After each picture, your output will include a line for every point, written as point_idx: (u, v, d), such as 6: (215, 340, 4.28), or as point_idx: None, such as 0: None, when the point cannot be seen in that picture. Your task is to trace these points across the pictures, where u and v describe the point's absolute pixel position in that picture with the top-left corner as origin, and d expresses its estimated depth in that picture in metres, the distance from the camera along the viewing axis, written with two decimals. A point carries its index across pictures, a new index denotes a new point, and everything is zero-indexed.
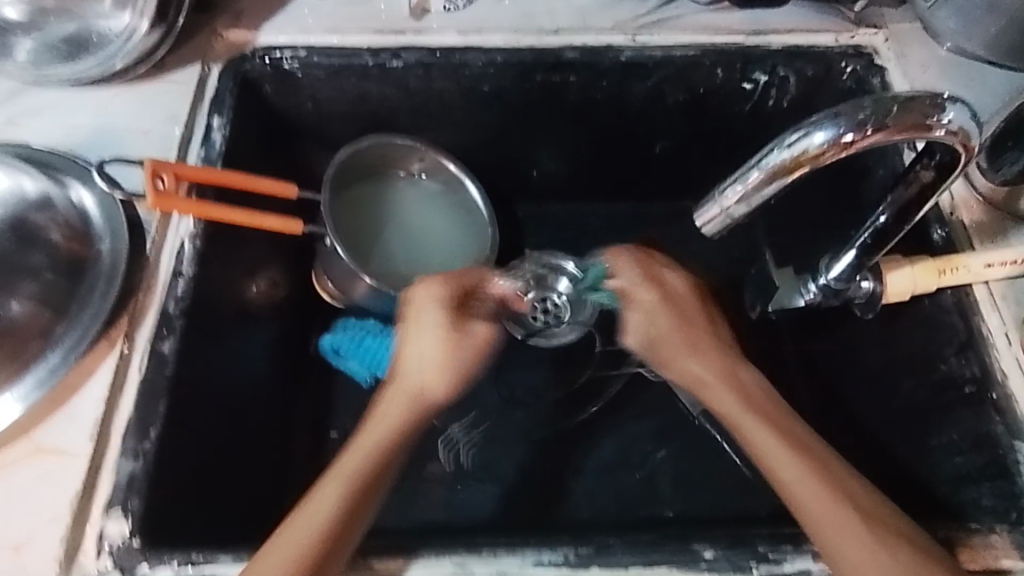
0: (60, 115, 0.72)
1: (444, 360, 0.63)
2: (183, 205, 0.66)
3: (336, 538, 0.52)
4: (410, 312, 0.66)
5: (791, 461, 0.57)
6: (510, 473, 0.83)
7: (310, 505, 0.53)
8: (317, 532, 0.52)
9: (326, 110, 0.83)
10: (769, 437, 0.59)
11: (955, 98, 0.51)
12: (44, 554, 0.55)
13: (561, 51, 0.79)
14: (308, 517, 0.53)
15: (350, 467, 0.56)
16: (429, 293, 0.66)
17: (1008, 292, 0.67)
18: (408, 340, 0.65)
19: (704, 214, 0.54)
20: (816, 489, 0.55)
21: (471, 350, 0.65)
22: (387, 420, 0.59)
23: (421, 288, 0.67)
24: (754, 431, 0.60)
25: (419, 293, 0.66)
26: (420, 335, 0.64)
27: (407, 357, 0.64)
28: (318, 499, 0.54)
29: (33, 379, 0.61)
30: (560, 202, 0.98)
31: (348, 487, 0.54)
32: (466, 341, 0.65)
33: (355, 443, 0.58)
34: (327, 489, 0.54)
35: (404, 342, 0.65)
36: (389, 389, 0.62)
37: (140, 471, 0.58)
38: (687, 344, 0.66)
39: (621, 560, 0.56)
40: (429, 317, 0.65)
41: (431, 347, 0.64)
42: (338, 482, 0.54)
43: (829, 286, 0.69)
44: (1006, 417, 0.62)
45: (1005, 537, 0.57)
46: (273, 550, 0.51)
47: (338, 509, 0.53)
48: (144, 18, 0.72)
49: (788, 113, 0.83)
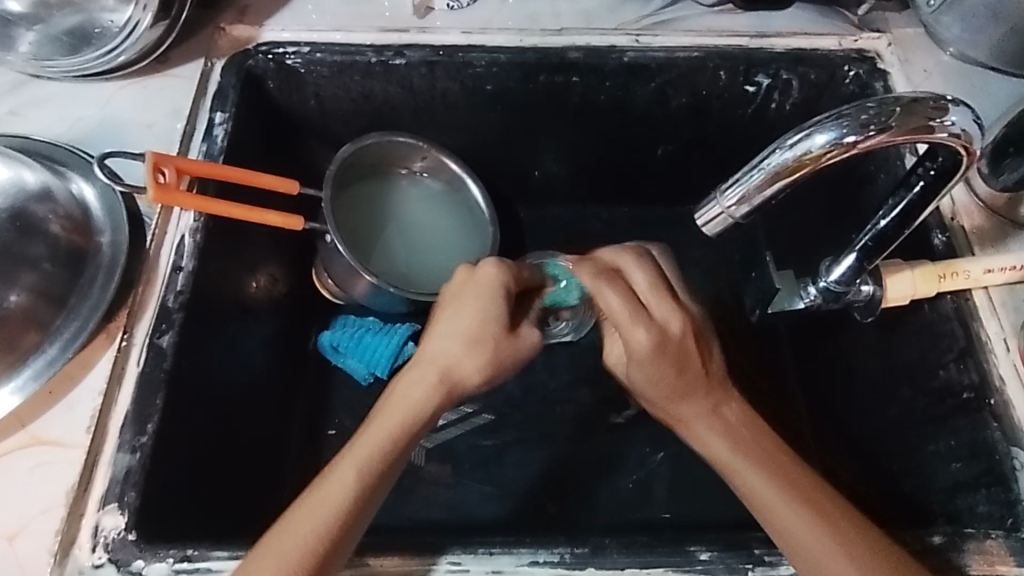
0: (64, 108, 0.73)
1: (488, 354, 0.58)
2: (183, 198, 0.66)
3: (344, 524, 0.52)
4: (464, 292, 0.59)
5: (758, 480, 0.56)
6: (507, 473, 0.83)
7: (323, 488, 0.53)
8: (325, 518, 0.51)
9: (329, 107, 0.83)
10: (739, 461, 0.58)
11: (958, 101, 0.51)
12: (39, 546, 0.55)
13: (565, 51, 0.78)
14: (319, 501, 0.52)
15: (367, 450, 0.54)
16: (491, 277, 0.59)
17: (1007, 299, 0.66)
18: (452, 322, 0.59)
19: (705, 214, 0.54)
20: (791, 512, 0.54)
21: (517, 351, 0.59)
22: (409, 405, 0.57)
23: (486, 269, 0.59)
24: (722, 453, 0.59)
25: (482, 274, 0.59)
26: (470, 318, 0.58)
27: (448, 341, 0.58)
28: (331, 482, 0.53)
29: (30, 370, 0.60)
30: (561, 204, 0.98)
31: (361, 471, 0.53)
32: (517, 339, 0.59)
33: (372, 425, 0.56)
34: (340, 472, 0.53)
35: (446, 322, 0.59)
36: (419, 373, 0.58)
37: (137, 465, 0.58)
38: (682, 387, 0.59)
39: (616, 561, 0.56)
40: (487, 302, 0.58)
41: (477, 334, 0.58)
42: (352, 466, 0.54)
43: (829, 289, 0.68)
44: (1003, 423, 0.62)
45: (1001, 543, 0.57)
46: (279, 534, 0.51)
47: (351, 494, 0.52)
48: (148, 11, 0.70)
49: (790, 117, 0.83)
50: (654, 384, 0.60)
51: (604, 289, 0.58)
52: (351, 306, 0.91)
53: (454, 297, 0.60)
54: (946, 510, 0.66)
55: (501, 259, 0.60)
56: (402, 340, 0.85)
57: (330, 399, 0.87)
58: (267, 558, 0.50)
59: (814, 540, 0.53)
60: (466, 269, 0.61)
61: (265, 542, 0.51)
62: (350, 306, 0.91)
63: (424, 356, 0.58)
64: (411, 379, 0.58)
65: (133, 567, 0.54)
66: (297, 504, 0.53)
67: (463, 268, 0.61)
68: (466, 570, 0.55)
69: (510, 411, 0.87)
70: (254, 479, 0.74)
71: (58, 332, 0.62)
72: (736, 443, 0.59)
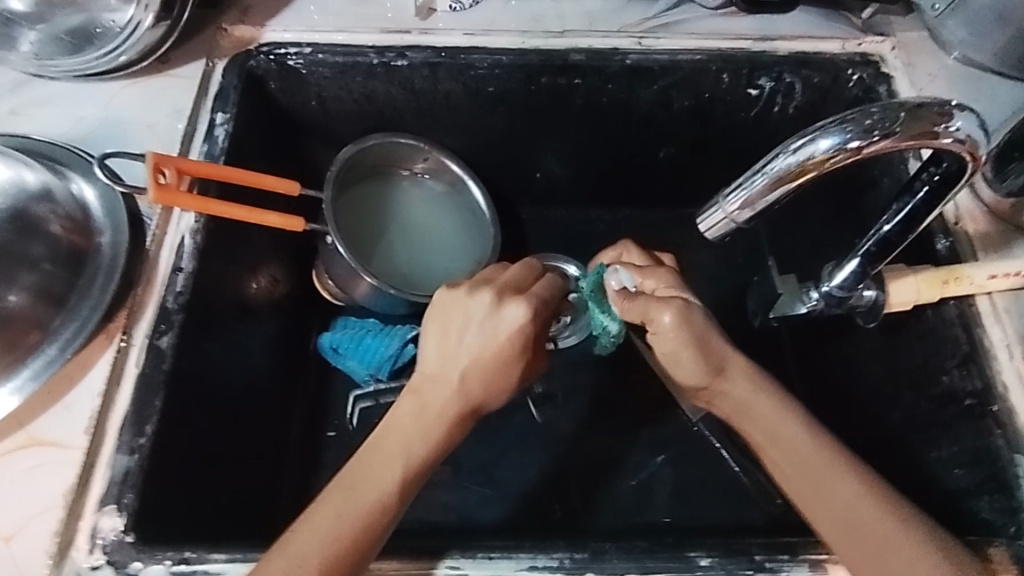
0: (65, 108, 0.73)
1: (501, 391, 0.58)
2: (185, 200, 0.65)
3: (377, 525, 0.51)
4: (491, 331, 0.57)
5: (803, 452, 0.56)
6: (508, 476, 0.83)
7: (360, 492, 0.52)
8: (362, 520, 0.51)
9: (332, 108, 0.83)
10: (780, 419, 0.57)
11: (962, 107, 0.51)
12: (35, 547, 0.54)
13: (567, 53, 0.78)
14: (357, 502, 0.51)
15: (394, 457, 0.54)
16: (523, 325, 0.57)
17: (1011, 306, 0.66)
18: (473, 354, 0.57)
19: (709, 219, 0.54)
20: (835, 483, 0.54)
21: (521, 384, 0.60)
22: (432, 417, 0.56)
23: (519, 315, 0.57)
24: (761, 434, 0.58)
25: (513, 325, 0.57)
26: (494, 363, 0.57)
27: (467, 373, 0.57)
28: (371, 488, 0.52)
29: (29, 370, 0.60)
30: (564, 206, 0.98)
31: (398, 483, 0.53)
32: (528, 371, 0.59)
33: (395, 433, 0.55)
34: (379, 479, 0.53)
35: (466, 353, 0.57)
36: (440, 393, 0.57)
37: (135, 466, 0.57)
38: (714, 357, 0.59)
39: (616, 566, 0.55)
40: (509, 337, 0.57)
41: (497, 377, 0.57)
42: (391, 474, 0.53)
43: (832, 294, 0.68)
44: (1007, 430, 0.62)
45: (1004, 550, 0.56)
46: (313, 528, 0.50)
47: (388, 504, 0.52)
48: (149, 11, 0.70)
49: (794, 120, 0.83)
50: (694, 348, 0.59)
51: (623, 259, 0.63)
52: (352, 307, 0.91)
53: (471, 325, 0.57)
54: (948, 517, 0.66)
55: (530, 300, 0.58)
56: (405, 340, 0.84)
57: (330, 400, 0.87)
58: (304, 552, 0.49)
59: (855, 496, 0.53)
60: (495, 302, 0.58)
61: (297, 535, 0.50)
62: (352, 308, 0.90)
63: (443, 378, 0.57)
64: (429, 397, 0.56)
65: (130, 569, 0.54)
66: (329, 500, 0.51)
67: (483, 296, 0.58)
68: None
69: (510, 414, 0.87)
70: (253, 480, 0.74)
71: (57, 333, 0.62)
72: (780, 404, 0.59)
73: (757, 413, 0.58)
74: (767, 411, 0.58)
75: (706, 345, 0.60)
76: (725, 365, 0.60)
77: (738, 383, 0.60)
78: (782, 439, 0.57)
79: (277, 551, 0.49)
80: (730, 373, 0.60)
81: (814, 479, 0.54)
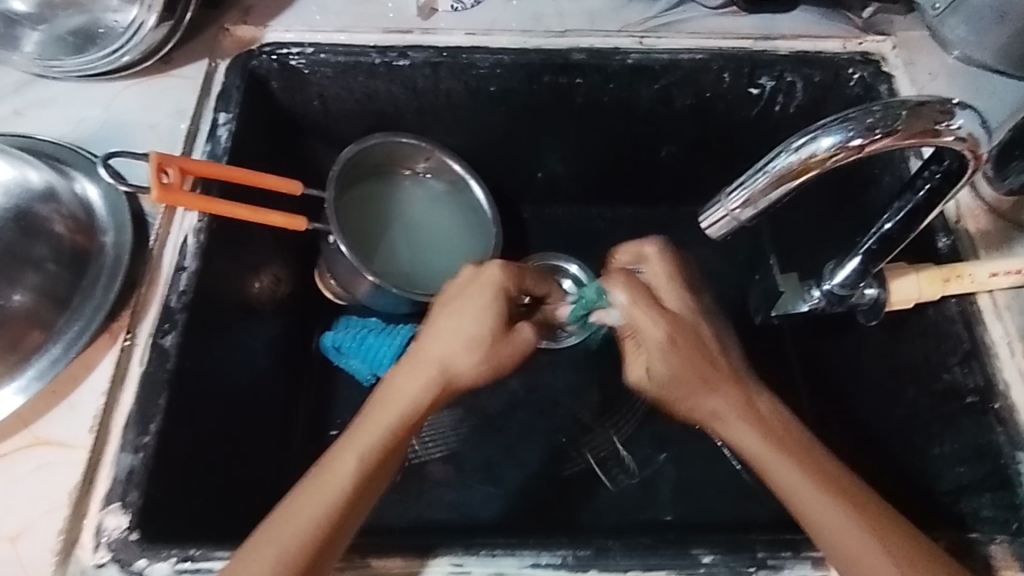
0: (68, 108, 0.73)
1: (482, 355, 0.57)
2: (188, 200, 0.65)
3: (342, 517, 0.51)
4: (467, 292, 0.58)
5: (786, 465, 0.55)
6: (510, 474, 0.83)
7: (324, 477, 0.52)
8: (327, 507, 0.51)
9: (333, 108, 0.83)
10: (764, 439, 0.57)
11: (964, 105, 0.51)
12: (40, 546, 0.55)
13: (569, 53, 0.78)
14: (322, 488, 0.52)
15: (368, 440, 0.54)
16: (495, 275, 0.58)
17: (1013, 302, 0.66)
18: (450, 320, 0.57)
19: (710, 216, 0.54)
20: (812, 493, 0.53)
21: (511, 351, 0.58)
22: (408, 396, 0.56)
23: (491, 268, 0.58)
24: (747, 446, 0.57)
25: (485, 276, 0.58)
26: (467, 322, 0.57)
27: (445, 339, 0.57)
28: (333, 470, 0.52)
29: (34, 370, 0.60)
30: (565, 205, 0.98)
31: (361, 460, 0.53)
32: (514, 339, 0.58)
33: (371, 414, 0.55)
34: (341, 460, 0.53)
35: (445, 320, 0.57)
36: (418, 368, 0.56)
37: (139, 465, 0.58)
38: (699, 381, 0.58)
39: (619, 563, 0.55)
40: (488, 301, 0.57)
41: (474, 340, 0.57)
42: (353, 453, 0.53)
43: (834, 292, 0.68)
44: (1008, 427, 0.62)
45: (1006, 546, 0.57)
46: (282, 520, 0.51)
47: (352, 484, 0.52)
48: (153, 12, 0.70)
49: (795, 119, 0.83)
50: (680, 375, 0.58)
51: (616, 286, 0.58)
52: (355, 306, 0.91)
53: (452, 296, 0.58)
54: (949, 514, 0.66)
55: (506, 263, 0.58)
56: (405, 340, 0.85)
57: (333, 399, 0.87)
58: (268, 545, 0.49)
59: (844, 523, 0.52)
60: (471, 268, 0.59)
61: (266, 529, 0.51)
62: (354, 307, 0.91)
63: (421, 352, 0.57)
64: (409, 374, 0.56)
65: (135, 567, 0.54)
66: (298, 492, 0.52)
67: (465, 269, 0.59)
68: (468, 572, 0.55)
69: (513, 413, 0.87)
70: (256, 479, 0.74)
71: (61, 332, 0.62)
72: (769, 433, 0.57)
73: (746, 439, 0.57)
74: (754, 440, 0.57)
75: (693, 376, 0.58)
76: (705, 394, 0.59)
77: (722, 397, 0.58)
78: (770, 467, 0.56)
79: (253, 540, 0.50)
80: (716, 400, 0.58)
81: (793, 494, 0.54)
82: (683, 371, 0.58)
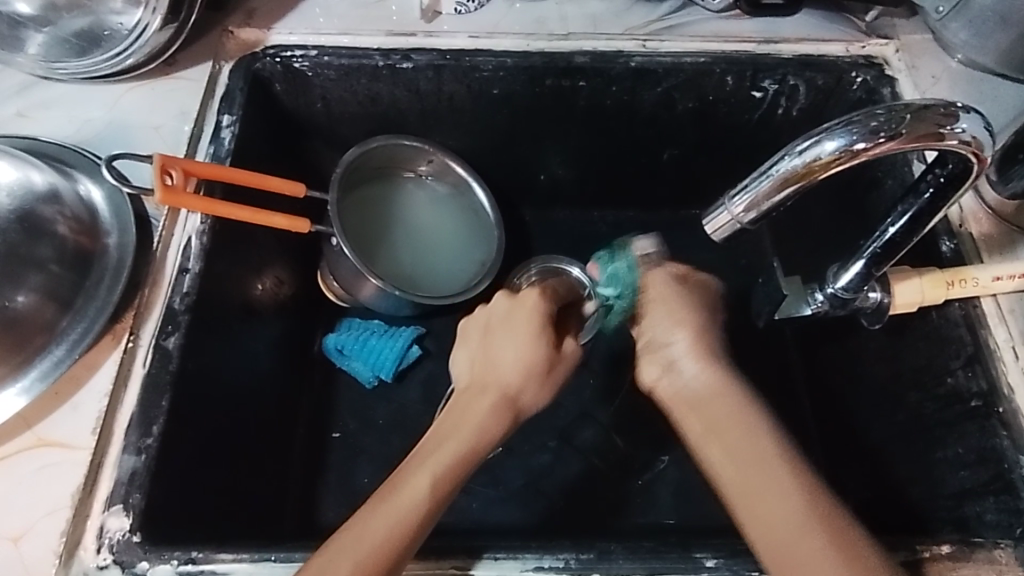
0: (70, 109, 0.73)
1: (542, 373, 0.59)
2: (192, 202, 0.65)
3: (412, 540, 0.50)
4: (512, 322, 0.61)
5: (747, 439, 0.54)
6: (512, 477, 0.83)
7: (394, 498, 0.51)
8: (399, 525, 0.50)
9: (336, 110, 0.83)
10: (731, 410, 0.55)
11: (968, 108, 0.51)
12: (43, 546, 0.55)
13: (572, 56, 0.78)
14: (393, 508, 0.50)
15: (441, 460, 0.53)
16: (534, 305, 0.61)
17: (1017, 307, 0.66)
18: (504, 342, 0.60)
19: (713, 220, 0.54)
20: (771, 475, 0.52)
21: (563, 369, 0.61)
22: (477, 421, 0.56)
23: (530, 297, 0.61)
24: (711, 419, 0.56)
25: (526, 298, 0.61)
26: (523, 341, 0.59)
27: (501, 365, 0.59)
28: (403, 492, 0.51)
29: (36, 371, 0.60)
30: (567, 209, 0.98)
31: (434, 482, 0.52)
32: (562, 354, 0.61)
33: (445, 440, 0.55)
34: (416, 479, 0.52)
35: (497, 351, 0.60)
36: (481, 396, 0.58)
37: (142, 467, 0.58)
38: (696, 338, 0.59)
39: (622, 567, 0.55)
40: (532, 328, 0.60)
41: (535, 355, 0.59)
42: (425, 475, 0.52)
43: (837, 295, 0.68)
44: (1012, 431, 0.62)
45: (1010, 551, 0.57)
46: (349, 537, 0.49)
47: (427, 505, 0.51)
48: (157, 14, 0.70)
49: (798, 122, 0.83)
50: (688, 314, 0.60)
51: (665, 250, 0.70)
52: (356, 309, 0.91)
53: (497, 329, 0.61)
54: (952, 520, 0.66)
55: (540, 291, 0.63)
56: (406, 343, 0.88)
57: (335, 402, 0.87)
58: (338, 560, 0.48)
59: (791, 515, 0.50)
60: (509, 297, 0.63)
61: (333, 545, 0.49)
62: (356, 309, 0.91)
63: (482, 382, 0.59)
64: (473, 404, 0.57)
65: (138, 568, 0.54)
66: (368, 511, 0.51)
67: (502, 300, 0.63)
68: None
69: None
70: (258, 482, 0.74)
71: (64, 333, 0.62)
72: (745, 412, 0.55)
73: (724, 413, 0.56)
74: (723, 414, 0.56)
75: (699, 329, 0.59)
76: (687, 346, 0.59)
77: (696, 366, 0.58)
78: (732, 436, 0.54)
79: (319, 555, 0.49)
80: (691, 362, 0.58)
81: (756, 476, 0.52)
82: (698, 325, 0.59)
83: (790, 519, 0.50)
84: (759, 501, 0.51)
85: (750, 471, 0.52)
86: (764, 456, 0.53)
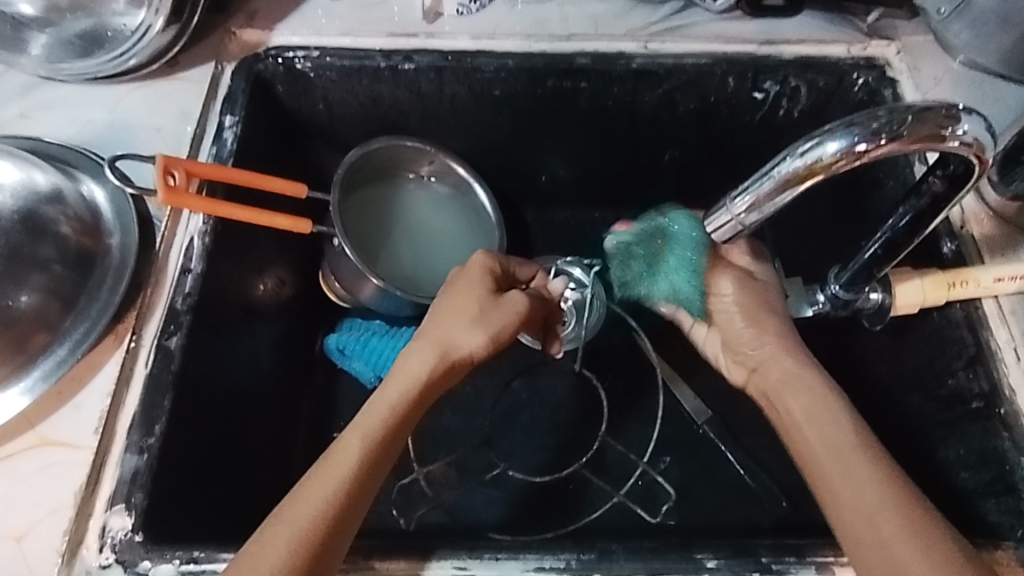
0: (73, 110, 0.73)
1: (475, 319, 0.61)
2: (195, 202, 0.65)
3: (355, 496, 0.52)
4: (457, 282, 0.63)
5: (828, 423, 0.58)
6: (513, 476, 0.83)
7: (335, 458, 0.53)
8: (339, 487, 0.51)
9: (338, 111, 0.84)
10: (820, 399, 0.60)
11: (970, 109, 0.51)
12: (44, 546, 0.55)
13: (573, 57, 0.78)
14: (333, 470, 0.52)
15: (373, 422, 0.55)
16: (479, 265, 0.64)
17: (1018, 308, 0.65)
18: (449, 300, 0.62)
19: (718, 220, 0.57)
20: (848, 452, 0.55)
21: (505, 316, 0.62)
22: (411, 371, 0.58)
23: (474, 258, 0.64)
24: (799, 406, 0.60)
25: (471, 263, 0.64)
26: (462, 294, 0.62)
27: (443, 318, 0.61)
28: (340, 452, 0.53)
29: (39, 371, 0.61)
30: (569, 210, 0.98)
31: (366, 440, 0.54)
32: (503, 303, 0.62)
33: (380, 395, 0.57)
34: (349, 441, 0.54)
35: (443, 308, 0.62)
36: (421, 346, 0.60)
37: (144, 466, 0.58)
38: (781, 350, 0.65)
39: (623, 566, 0.55)
40: (473, 283, 0.63)
41: (469, 301, 0.62)
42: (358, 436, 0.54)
43: (839, 295, 0.69)
44: (1013, 431, 0.61)
45: (1011, 552, 0.56)
46: (292, 503, 0.51)
47: (361, 461, 0.53)
48: (160, 15, 0.70)
49: (799, 124, 0.83)
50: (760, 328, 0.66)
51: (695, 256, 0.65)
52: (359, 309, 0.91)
53: (448, 289, 0.64)
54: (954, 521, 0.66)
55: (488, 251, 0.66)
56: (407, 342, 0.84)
57: (337, 402, 0.87)
58: (279, 528, 0.49)
59: (873, 488, 0.52)
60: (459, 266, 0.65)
61: (279, 513, 0.51)
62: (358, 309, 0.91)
63: (424, 333, 0.61)
64: (413, 356, 0.59)
65: (139, 568, 0.54)
66: (309, 476, 0.52)
67: (455, 270, 0.66)
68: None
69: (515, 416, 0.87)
70: (260, 482, 0.74)
71: (67, 333, 0.62)
72: (820, 394, 0.61)
73: (801, 393, 0.61)
74: (810, 398, 0.60)
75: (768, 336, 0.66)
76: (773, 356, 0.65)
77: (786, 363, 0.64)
78: (817, 419, 0.59)
79: (264, 529, 0.50)
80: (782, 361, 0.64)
81: (838, 454, 0.55)
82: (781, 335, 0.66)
83: (866, 496, 0.52)
84: (842, 474, 0.54)
85: (832, 448, 0.56)
86: (845, 436, 0.56)
